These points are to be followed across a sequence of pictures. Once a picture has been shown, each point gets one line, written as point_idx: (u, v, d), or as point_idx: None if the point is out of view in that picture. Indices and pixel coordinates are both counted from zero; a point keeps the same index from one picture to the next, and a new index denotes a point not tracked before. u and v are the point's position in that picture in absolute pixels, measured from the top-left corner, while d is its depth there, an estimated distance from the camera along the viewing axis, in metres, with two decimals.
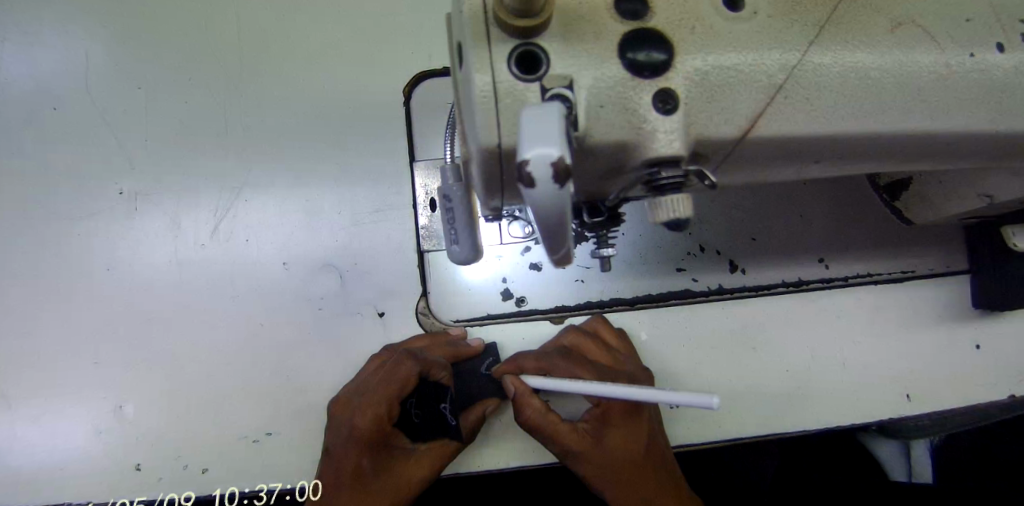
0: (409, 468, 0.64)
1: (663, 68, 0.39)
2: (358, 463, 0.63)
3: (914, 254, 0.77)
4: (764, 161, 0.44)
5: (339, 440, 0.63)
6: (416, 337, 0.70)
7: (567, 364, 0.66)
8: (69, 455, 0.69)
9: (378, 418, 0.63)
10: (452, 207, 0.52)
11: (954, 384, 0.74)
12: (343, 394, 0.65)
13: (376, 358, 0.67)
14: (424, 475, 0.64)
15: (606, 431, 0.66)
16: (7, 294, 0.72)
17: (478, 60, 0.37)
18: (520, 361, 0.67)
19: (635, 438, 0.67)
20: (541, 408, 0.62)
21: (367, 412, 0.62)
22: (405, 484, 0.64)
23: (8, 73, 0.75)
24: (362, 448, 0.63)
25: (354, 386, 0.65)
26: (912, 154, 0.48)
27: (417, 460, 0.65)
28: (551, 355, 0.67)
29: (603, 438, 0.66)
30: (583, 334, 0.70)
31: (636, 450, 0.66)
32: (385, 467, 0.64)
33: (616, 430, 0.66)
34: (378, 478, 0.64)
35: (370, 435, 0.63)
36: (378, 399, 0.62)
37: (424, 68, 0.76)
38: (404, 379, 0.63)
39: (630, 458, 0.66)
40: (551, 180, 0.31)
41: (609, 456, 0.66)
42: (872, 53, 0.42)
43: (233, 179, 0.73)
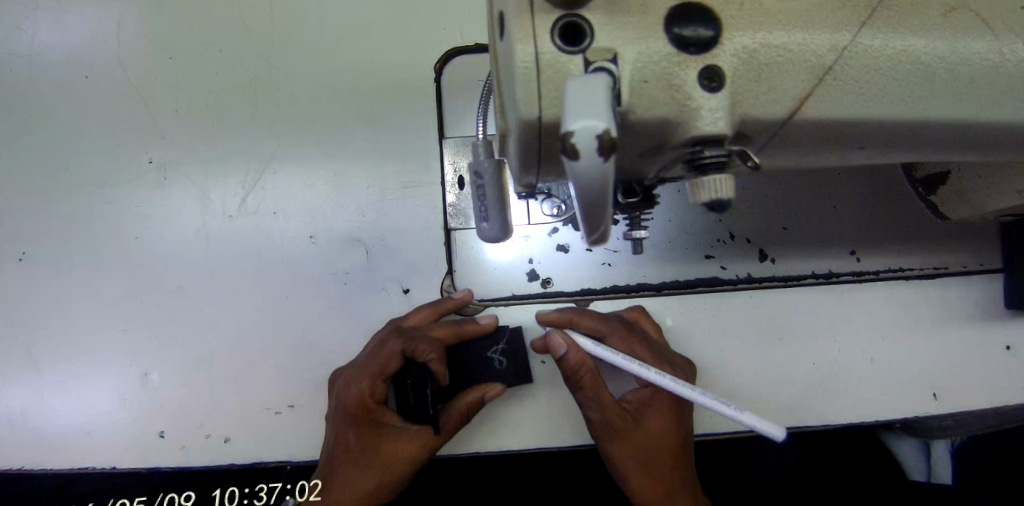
0: (399, 448, 0.65)
1: (710, 45, 0.37)
2: (348, 441, 0.65)
3: (948, 250, 0.75)
4: (809, 145, 0.43)
5: (334, 416, 0.66)
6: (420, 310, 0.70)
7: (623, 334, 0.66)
8: (94, 420, 0.71)
9: (363, 395, 0.64)
10: (483, 183, 0.53)
11: (981, 386, 0.73)
12: (339, 373, 0.68)
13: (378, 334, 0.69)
14: (413, 456, 0.65)
15: (647, 415, 0.65)
16: (37, 261, 0.73)
17: (521, 30, 0.36)
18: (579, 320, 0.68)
19: (671, 429, 0.65)
20: (597, 374, 0.63)
21: (351, 385, 0.65)
22: (396, 464, 0.65)
23: (43, 42, 0.75)
24: (348, 427, 0.65)
25: (351, 362, 0.68)
26: (959, 145, 0.46)
27: (405, 440, 0.65)
28: (614, 322, 0.68)
29: (644, 419, 0.65)
30: (645, 314, 0.71)
31: (670, 441, 0.65)
32: (377, 445, 0.65)
33: (656, 414, 0.65)
34: (369, 455, 0.65)
35: (359, 413, 0.65)
36: (362, 377, 0.65)
37: (455, 45, 0.75)
38: (385, 355, 0.65)
39: (662, 444, 0.65)
40: (595, 154, 0.31)
41: (645, 440, 0.65)
42: (928, 36, 0.40)
43: (261, 153, 0.74)
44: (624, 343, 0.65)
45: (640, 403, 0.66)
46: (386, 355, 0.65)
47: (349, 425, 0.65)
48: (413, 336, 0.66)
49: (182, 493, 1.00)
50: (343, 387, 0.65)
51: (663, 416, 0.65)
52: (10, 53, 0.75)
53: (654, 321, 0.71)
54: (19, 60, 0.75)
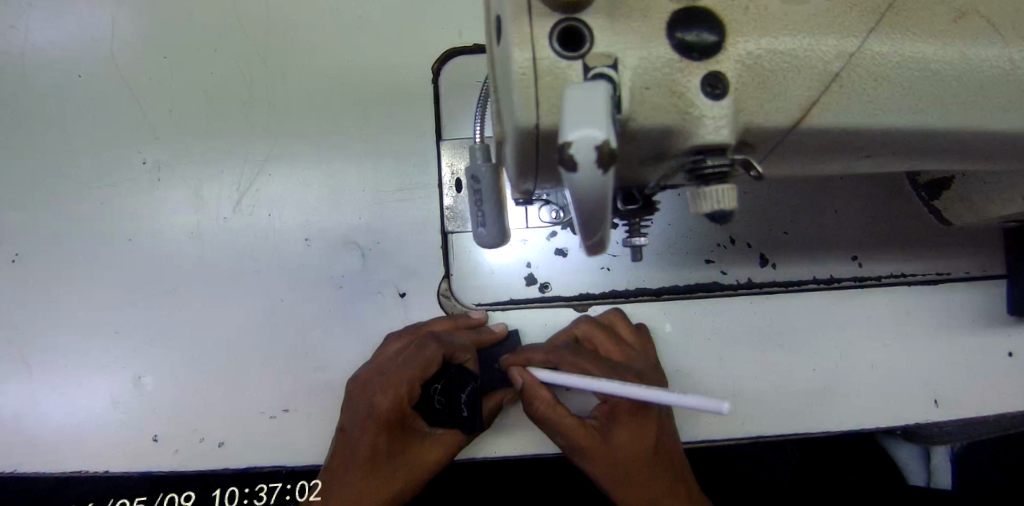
0: (426, 451, 0.65)
1: (714, 51, 0.36)
2: (375, 445, 0.63)
3: (951, 256, 0.74)
4: (814, 153, 0.42)
5: (358, 419, 0.64)
6: (437, 319, 0.70)
7: (576, 358, 0.64)
8: (87, 424, 0.70)
9: (401, 399, 0.63)
10: (480, 188, 0.52)
11: (983, 392, 0.72)
12: (363, 374, 0.65)
13: (398, 338, 0.68)
14: (440, 459, 0.65)
15: (615, 428, 0.65)
16: (29, 263, 0.72)
17: (519, 35, 0.35)
18: (530, 353, 0.65)
19: (643, 436, 0.65)
20: (548, 400, 0.63)
21: (388, 390, 0.63)
22: (422, 467, 0.65)
23: (34, 39, 0.74)
24: (378, 431, 0.63)
25: (377, 365, 0.65)
26: (966, 152, 0.45)
27: (434, 443, 0.66)
28: (563, 349, 0.65)
29: (610, 434, 0.65)
30: (596, 326, 0.69)
31: (642, 450, 0.65)
32: (403, 448, 0.65)
33: (622, 425, 0.65)
34: (394, 458, 0.65)
35: (393, 417, 0.64)
36: (398, 381, 0.63)
37: (453, 45, 0.74)
38: (428, 359, 0.64)
39: (638, 453, 0.65)
40: (595, 165, 0.30)
41: (617, 453, 0.65)
42: (937, 43, 0.39)
43: (256, 154, 0.73)
44: (574, 367, 0.63)
45: (607, 417, 0.66)
46: (427, 359, 0.63)
47: (380, 431, 0.63)
48: (450, 342, 0.66)
49: (180, 496, 0.99)
50: (380, 390, 0.63)
51: (630, 426, 0.65)
52: (1, 50, 0.74)
53: (626, 318, 0.70)
54: (11, 58, 0.74)
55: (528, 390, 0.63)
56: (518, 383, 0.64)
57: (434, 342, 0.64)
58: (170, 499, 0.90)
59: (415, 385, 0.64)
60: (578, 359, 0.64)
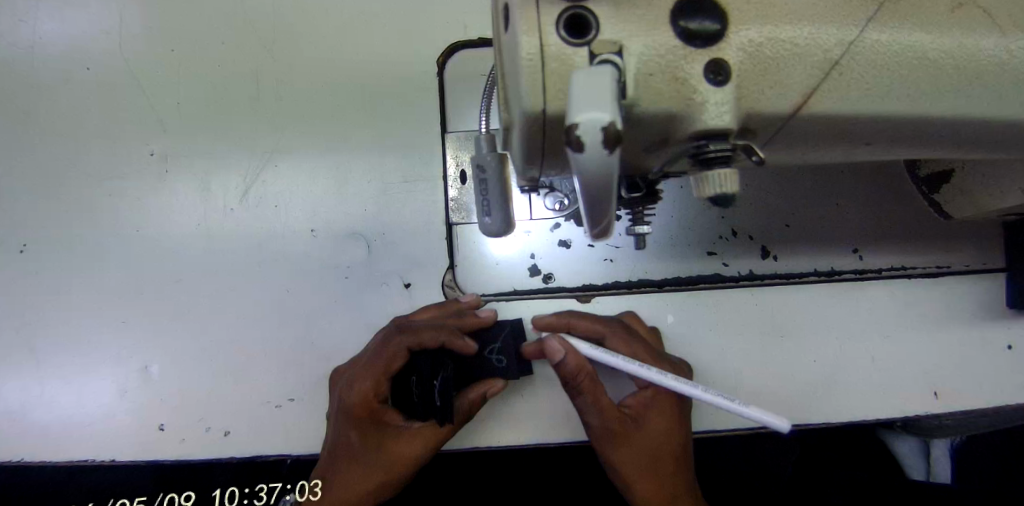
0: (403, 446, 0.66)
1: (716, 39, 0.37)
2: (349, 439, 0.65)
3: (950, 249, 0.75)
4: (814, 140, 0.42)
5: (335, 412, 0.66)
6: (427, 307, 0.69)
7: (627, 342, 0.65)
8: (94, 412, 0.71)
9: (367, 395, 0.63)
10: (487, 176, 0.52)
11: (982, 384, 0.72)
12: (346, 369, 0.67)
13: (382, 329, 0.68)
14: (417, 453, 0.65)
15: (646, 418, 0.65)
16: (38, 253, 0.73)
17: (526, 22, 0.36)
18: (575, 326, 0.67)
19: (672, 433, 0.65)
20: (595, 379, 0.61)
21: (355, 385, 0.63)
22: (399, 461, 0.66)
23: (44, 33, 0.75)
24: (351, 425, 0.65)
25: (353, 360, 0.66)
26: (965, 142, 0.45)
27: (410, 438, 0.66)
28: (612, 332, 0.66)
29: (644, 422, 0.65)
30: (638, 319, 0.70)
31: (668, 443, 0.65)
32: (379, 443, 0.66)
33: (657, 416, 0.65)
34: (370, 452, 0.66)
35: (362, 414, 0.64)
36: (369, 374, 0.63)
37: (458, 39, 0.75)
38: (391, 355, 0.63)
39: (662, 449, 0.65)
40: (601, 145, 0.30)
41: (647, 441, 0.65)
42: (935, 32, 0.40)
43: (263, 146, 0.73)
44: (624, 346, 0.64)
45: (640, 406, 0.65)
46: (397, 351, 0.63)
47: (353, 425, 0.65)
48: (420, 332, 0.64)
49: (185, 489, 1.00)
50: (348, 385, 0.64)
51: (664, 419, 0.65)
52: (11, 43, 0.75)
53: (646, 324, 0.71)
54: (20, 51, 0.75)
55: (563, 366, 0.58)
56: (557, 361, 0.58)
57: (406, 334, 0.64)
58: (173, 494, 0.90)
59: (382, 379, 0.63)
60: (629, 344, 0.64)
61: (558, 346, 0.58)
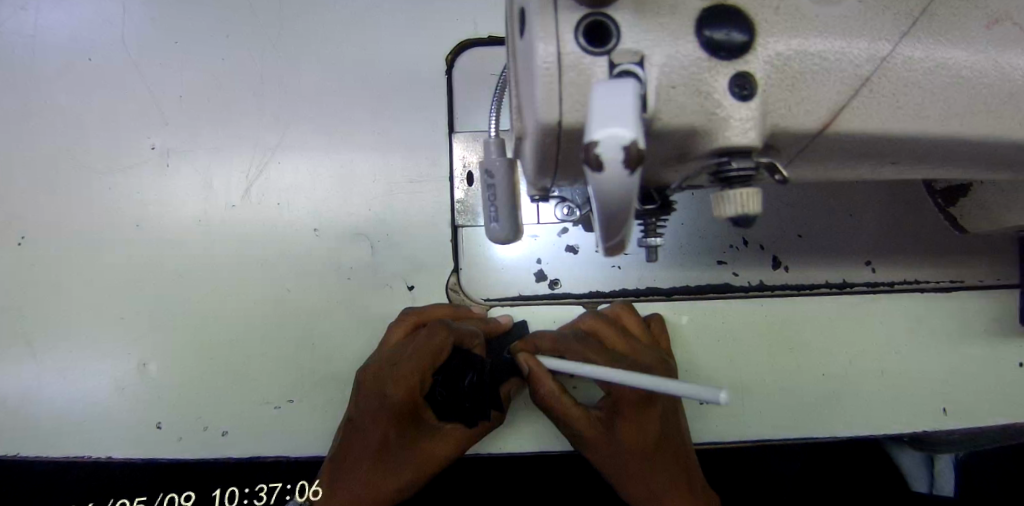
0: (435, 446, 0.66)
1: (741, 51, 0.35)
2: (384, 438, 0.66)
3: (965, 264, 0.73)
4: (840, 158, 0.41)
5: (370, 412, 0.64)
6: (437, 305, 0.69)
7: (579, 348, 0.65)
8: (90, 409, 0.70)
9: (410, 390, 0.64)
10: (494, 182, 0.51)
11: (992, 402, 0.71)
12: (375, 363, 0.65)
13: (398, 324, 0.67)
14: (448, 455, 0.66)
15: (619, 421, 0.66)
16: (36, 245, 0.72)
17: (543, 28, 0.34)
18: (537, 340, 0.66)
19: (648, 431, 0.66)
20: (554, 389, 0.62)
21: (400, 381, 0.63)
22: (430, 462, 0.67)
23: (43, 19, 0.73)
24: (389, 422, 0.65)
25: (388, 355, 0.65)
26: (993, 163, 0.44)
27: (443, 438, 0.66)
28: (566, 337, 0.66)
29: (615, 427, 0.66)
30: (599, 320, 0.68)
31: (645, 443, 0.67)
32: (411, 442, 0.67)
33: (630, 419, 0.67)
34: (402, 450, 0.67)
35: (404, 411, 0.65)
36: (413, 368, 0.63)
37: (468, 36, 0.73)
38: (438, 346, 0.63)
39: (642, 446, 0.67)
40: (620, 164, 0.29)
41: (621, 443, 0.66)
42: (970, 49, 0.38)
43: (266, 141, 0.72)
44: (581, 356, 0.64)
45: (612, 409, 0.67)
46: (438, 346, 0.63)
47: (390, 425, 0.65)
48: (457, 328, 0.65)
49: (183, 493, 0.99)
50: (392, 381, 0.64)
51: (633, 419, 0.66)
52: (11, 31, 0.73)
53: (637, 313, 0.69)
54: (21, 40, 0.73)
55: (532, 374, 0.63)
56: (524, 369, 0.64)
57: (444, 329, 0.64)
58: (169, 496, 0.90)
59: (424, 372, 0.64)
60: (583, 351, 0.64)
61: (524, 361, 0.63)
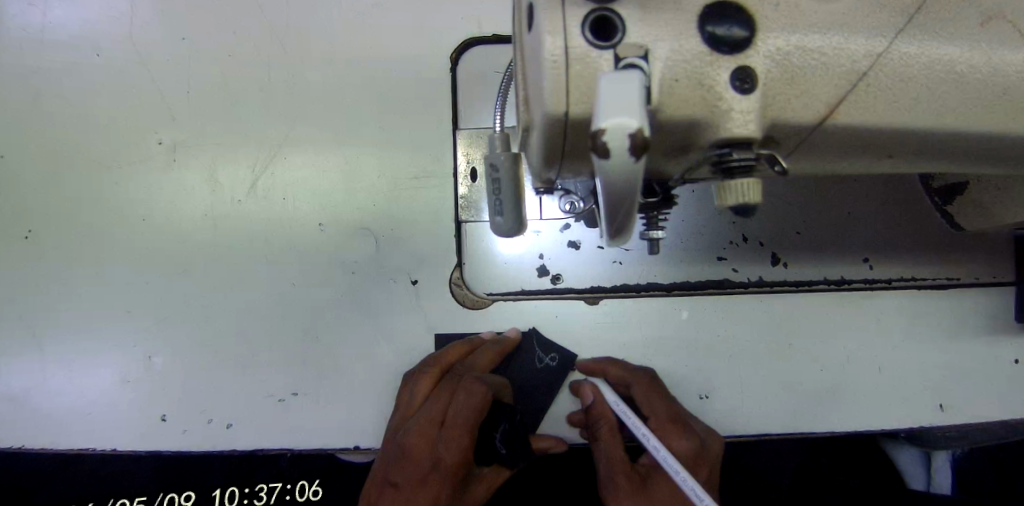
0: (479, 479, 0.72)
1: (743, 45, 0.36)
2: (439, 494, 0.67)
3: (962, 262, 0.74)
4: (839, 151, 0.42)
5: (421, 473, 0.67)
6: (450, 347, 0.70)
7: (648, 396, 0.68)
8: (95, 402, 0.71)
9: (461, 453, 0.66)
10: (499, 176, 0.53)
11: (988, 398, 0.72)
12: (411, 433, 0.66)
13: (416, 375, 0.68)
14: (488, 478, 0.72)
15: (656, 479, 0.72)
16: (42, 239, 0.72)
17: (551, 23, 0.35)
18: (608, 370, 0.69)
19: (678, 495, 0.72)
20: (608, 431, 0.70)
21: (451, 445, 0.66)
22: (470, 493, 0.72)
23: (52, 15, 0.74)
24: (443, 481, 0.67)
25: (424, 420, 0.67)
26: (987, 158, 0.45)
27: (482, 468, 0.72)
28: (637, 375, 0.69)
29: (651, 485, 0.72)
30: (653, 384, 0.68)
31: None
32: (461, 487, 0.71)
33: (664, 480, 0.72)
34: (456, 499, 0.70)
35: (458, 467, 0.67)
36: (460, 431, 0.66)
37: (473, 34, 0.74)
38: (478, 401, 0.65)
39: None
40: (627, 152, 0.30)
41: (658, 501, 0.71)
42: (964, 45, 0.39)
43: (272, 136, 0.73)
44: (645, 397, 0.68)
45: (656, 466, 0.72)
46: (476, 406, 0.65)
47: (443, 483, 0.67)
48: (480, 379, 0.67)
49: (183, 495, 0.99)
50: (449, 440, 0.67)
51: (672, 482, 0.71)
52: (18, 25, 0.74)
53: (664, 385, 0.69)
54: (29, 34, 0.74)
55: (594, 409, 0.70)
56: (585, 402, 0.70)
57: (477, 387, 0.65)
58: None
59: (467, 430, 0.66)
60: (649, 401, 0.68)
61: (586, 393, 0.69)
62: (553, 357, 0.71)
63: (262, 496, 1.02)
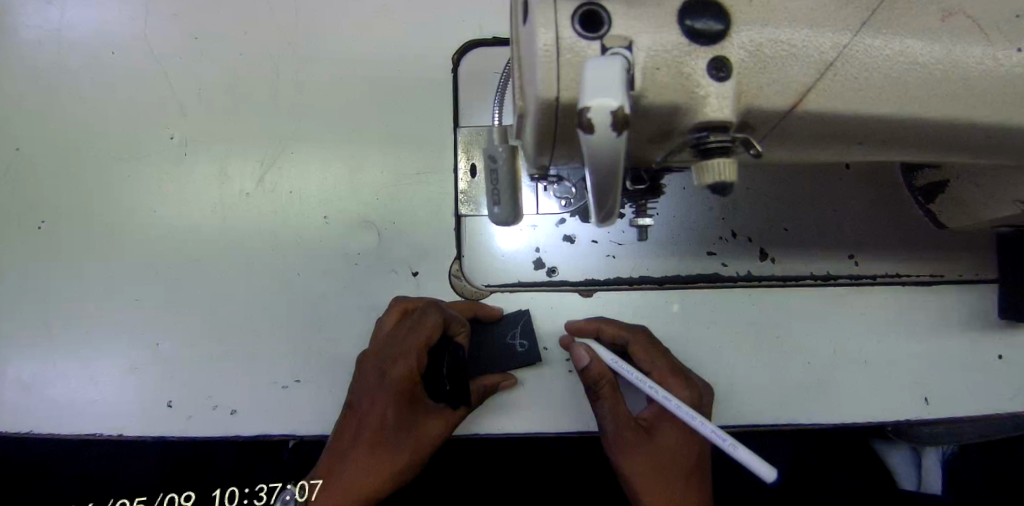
0: (430, 426, 0.70)
1: (719, 38, 0.40)
2: (381, 418, 0.69)
3: (944, 259, 0.77)
4: (812, 138, 0.45)
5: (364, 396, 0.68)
6: (444, 301, 0.73)
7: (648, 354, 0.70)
8: (104, 387, 0.73)
9: (406, 373, 0.68)
10: (497, 166, 0.56)
11: (972, 391, 0.74)
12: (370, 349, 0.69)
13: (391, 310, 0.70)
14: (441, 434, 0.70)
15: (659, 431, 0.73)
16: (57, 229, 0.75)
17: (543, 16, 0.39)
18: (602, 326, 0.71)
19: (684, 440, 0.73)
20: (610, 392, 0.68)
21: (398, 364, 0.68)
22: (423, 443, 0.71)
23: (74, 18, 0.78)
24: (387, 405, 0.69)
25: (378, 342, 0.69)
26: (953, 147, 0.48)
27: (436, 418, 0.71)
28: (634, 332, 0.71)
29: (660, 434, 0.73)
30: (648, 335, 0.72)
31: (683, 457, 0.73)
32: (407, 423, 0.71)
33: (669, 429, 0.73)
34: (399, 432, 0.71)
35: (401, 391, 0.69)
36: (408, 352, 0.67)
37: (473, 38, 0.78)
38: (429, 329, 0.67)
39: (677, 461, 0.73)
40: (609, 126, 0.33)
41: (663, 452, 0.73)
42: (925, 39, 0.42)
43: (280, 133, 0.76)
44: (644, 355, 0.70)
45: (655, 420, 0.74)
46: (424, 334, 0.67)
47: (387, 405, 0.69)
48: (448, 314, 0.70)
49: (182, 493, 1.00)
50: (389, 363, 0.67)
51: (676, 430, 0.73)
52: (41, 27, 0.78)
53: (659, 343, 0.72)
54: (50, 35, 0.78)
55: (591, 370, 0.67)
56: (581, 367, 0.68)
57: (430, 314, 0.68)
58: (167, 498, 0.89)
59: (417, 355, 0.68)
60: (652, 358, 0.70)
61: (583, 354, 0.67)
62: (523, 342, 0.73)
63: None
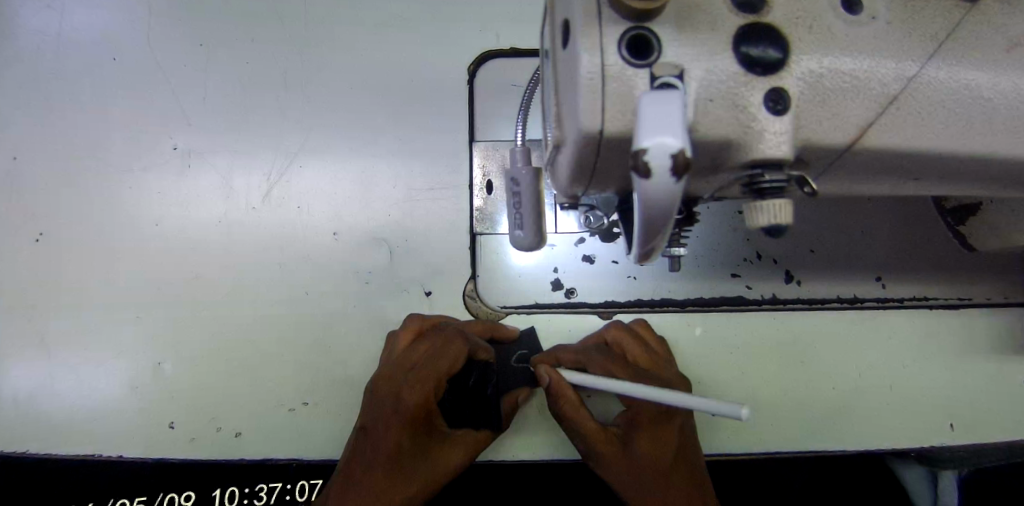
0: (449, 454, 0.64)
1: (777, 67, 0.37)
2: (397, 444, 0.62)
3: (973, 283, 0.75)
4: (867, 172, 0.42)
5: (381, 416, 0.63)
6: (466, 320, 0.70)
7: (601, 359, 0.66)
8: (103, 407, 0.70)
9: (426, 395, 0.63)
10: (520, 190, 0.53)
11: (1000, 419, 0.72)
12: (387, 369, 0.65)
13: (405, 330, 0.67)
14: (461, 463, 0.63)
15: (633, 437, 0.64)
16: (54, 241, 0.72)
17: (588, 40, 0.35)
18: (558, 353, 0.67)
19: (660, 446, 0.64)
20: (574, 400, 0.62)
21: (417, 385, 0.63)
22: (441, 472, 0.63)
23: (72, 20, 0.74)
24: (404, 428, 0.62)
25: (398, 363, 0.65)
26: (1010, 181, 0.45)
27: (456, 445, 0.64)
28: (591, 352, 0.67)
29: (632, 441, 0.64)
30: (623, 330, 0.69)
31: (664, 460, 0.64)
32: (424, 450, 0.64)
33: (643, 433, 0.65)
34: (416, 460, 0.64)
35: (419, 414, 0.63)
36: (429, 373, 0.63)
37: (490, 47, 0.75)
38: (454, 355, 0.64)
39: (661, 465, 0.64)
40: (669, 172, 0.30)
41: (641, 459, 0.64)
42: (991, 71, 0.39)
43: (287, 144, 0.73)
44: (602, 368, 0.65)
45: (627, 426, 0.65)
46: (451, 356, 0.64)
47: (403, 428, 0.62)
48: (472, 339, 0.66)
49: None
50: (401, 388, 0.63)
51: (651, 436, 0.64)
52: (37, 28, 0.74)
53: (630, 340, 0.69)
54: (47, 38, 0.74)
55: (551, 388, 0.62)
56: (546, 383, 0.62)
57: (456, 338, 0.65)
58: None
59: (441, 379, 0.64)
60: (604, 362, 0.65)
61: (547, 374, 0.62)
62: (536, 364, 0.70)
63: (262, 497, 0.99)
